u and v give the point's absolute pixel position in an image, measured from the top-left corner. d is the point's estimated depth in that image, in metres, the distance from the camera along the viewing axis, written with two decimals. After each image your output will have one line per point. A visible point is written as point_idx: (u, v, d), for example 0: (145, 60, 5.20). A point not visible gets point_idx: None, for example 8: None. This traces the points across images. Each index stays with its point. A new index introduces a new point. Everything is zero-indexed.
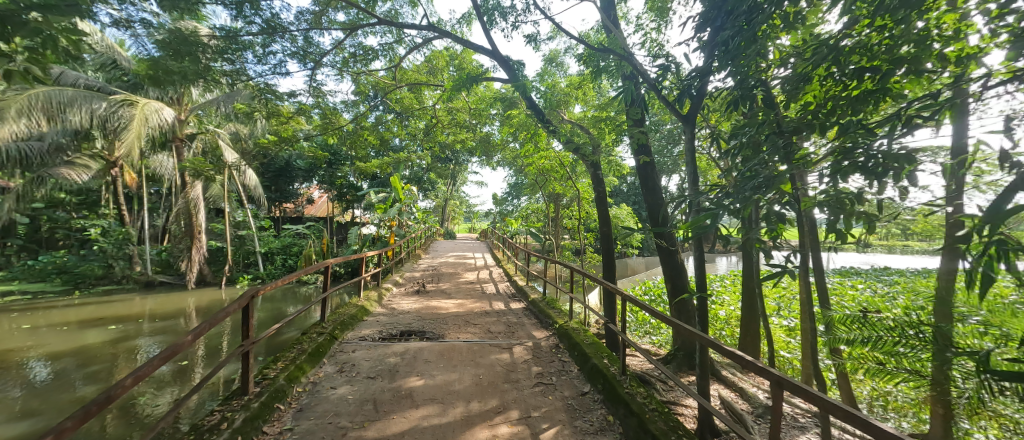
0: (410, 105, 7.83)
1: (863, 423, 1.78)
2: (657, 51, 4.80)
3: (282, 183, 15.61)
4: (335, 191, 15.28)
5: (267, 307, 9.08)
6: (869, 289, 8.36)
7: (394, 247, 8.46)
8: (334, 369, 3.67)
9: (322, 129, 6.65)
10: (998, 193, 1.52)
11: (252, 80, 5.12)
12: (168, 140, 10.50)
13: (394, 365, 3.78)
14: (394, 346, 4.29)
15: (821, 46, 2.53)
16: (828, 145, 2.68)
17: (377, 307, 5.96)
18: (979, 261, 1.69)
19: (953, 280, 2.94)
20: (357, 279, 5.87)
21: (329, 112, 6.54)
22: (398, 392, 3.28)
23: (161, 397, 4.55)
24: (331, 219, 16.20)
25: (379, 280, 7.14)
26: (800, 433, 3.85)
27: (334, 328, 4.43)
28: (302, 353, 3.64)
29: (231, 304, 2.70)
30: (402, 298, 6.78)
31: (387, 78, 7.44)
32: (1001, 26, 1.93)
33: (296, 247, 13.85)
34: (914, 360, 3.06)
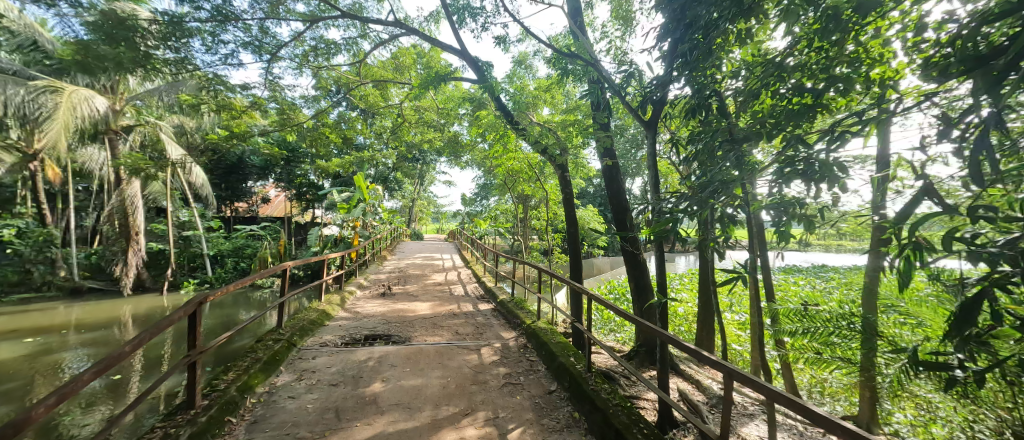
0: (374, 102, 7.68)
1: (800, 407, 1.99)
2: (621, 58, 5.03)
3: (235, 181, 14.83)
4: (293, 190, 14.70)
5: (216, 313, 8.66)
6: (809, 285, 9.10)
7: (358, 247, 8.28)
8: (292, 377, 3.59)
9: (279, 124, 6.41)
10: (911, 199, 1.74)
11: (200, 70, 4.91)
12: (102, 132, 9.75)
13: (358, 371, 3.75)
14: (358, 352, 4.24)
15: (768, 63, 2.76)
16: (773, 154, 2.90)
17: (339, 311, 5.83)
18: (902, 259, 1.89)
19: (879, 277, 3.26)
20: (317, 282, 5.72)
21: (285, 108, 6.31)
22: (362, 398, 3.27)
23: (91, 416, 4.27)
24: (290, 220, 15.58)
25: (342, 283, 6.98)
26: (749, 421, 4.16)
27: (292, 334, 4.32)
28: (256, 362, 3.53)
29: (174, 312, 2.59)
30: (366, 301, 6.67)
31: (350, 73, 7.27)
32: (914, 54, 2.20)
33: (250, 249, 13.22)
34: (846, 349, 3.38)
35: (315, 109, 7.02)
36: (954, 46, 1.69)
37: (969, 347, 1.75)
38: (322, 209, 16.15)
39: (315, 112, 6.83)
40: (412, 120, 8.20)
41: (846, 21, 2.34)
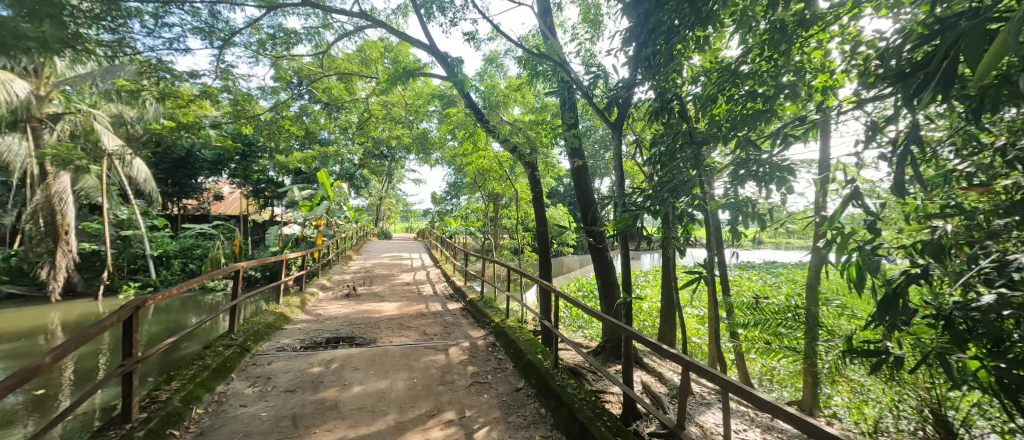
0: (338, 97, 7.45)
1: (747, 393, 2.14)
2: (590, 60, 5.16)
3: (181, 176, 13.82)
4: (250, 186, 14.03)
5: (162, 319, 8.17)
6: (762, 280, 9.71)
7: (321, 247, 8.03)
8: (244, 385, 3.45)
9: (233, 116, 6.14)
10: (841, 202, 1.92)
11: (141, 54, 4.62)
12: (23, 119, 8.91)
13: (318, 376, 3.65)
14: (319, 355, 4.14)
15: (724, 70, 2.91)
16: (729, 156, 3.07)
17: (299, 314, 5.64)
18: (842, 256, 2.05)
19: (821, 271, 3.53)
20: (276, 284, 5.50)
21: (240, 98, 5.99)
22: (322, 404, 3.18)
23: (9, 435, 3.93)
24: (247, 218, 14.85)
25: (302, 284, 6.75)
26: (706, 410, 4.40)
27: (245, 340, 4.14)
28: (203, 370, 3.37)
29: (105, 318, 2.44)
30: (329, 302, 6.48)
31: (313, 64, 7.03)
32: (852, 64, 2.37)
33: (200, 249, 12.48)
34: (792, 338, 3.65)
35: (274, 101, 6.75)
36: (887, 58, 1.81)
37: (892, 334, 1.94)
38: (282, 207, 15.50)
39: (273, 104, 6.59)
40: (380, 116, 8.03)
41: (789, 33, 2.50)
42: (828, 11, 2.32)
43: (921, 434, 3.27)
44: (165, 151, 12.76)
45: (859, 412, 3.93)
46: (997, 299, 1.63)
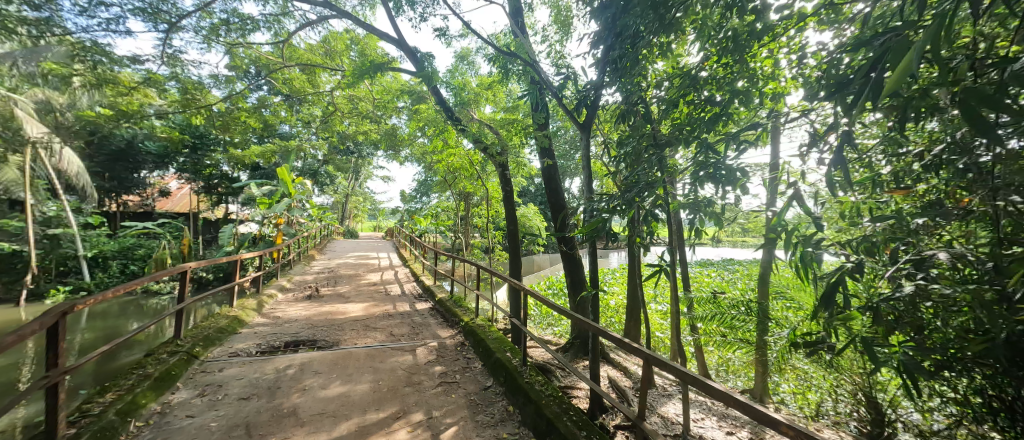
0: (300, 89, 7.18)
1: (703, 384, 2.23)
2: (559, 61, 5.24)
3: (120, 169, 12.00)
4: (202, 181, 12.72)
5: (98, 326, 7.59)
6: (720, 276, 10.20)
7: (281, 247, 7.71)
8: (192, 393, 3.20)
9: (181, 105, 5.90)
10: (788, 203, 2.05)
11: (72, 35, 4.34)
12: None
13: (275, 381, 3.48)
14: (278, 359, 3.94)
15: (685, 75, 3.03)
16: (689, 159, 3.21)
17: (256, 316, 5.39)
18: (789, 252, 2.18)
19: (772, 268, 3.76)
20: (230, 285, 5.20)
21: (189, 87, 5.68)
22: (279, 410, 3.05)
23: None
24: (199, 216, 13.66)
25: (259, 286, 6.46)
26: (668, 401, 4.60)
27: (193, 345, 3.84)
28: (143, 379, 3.10)
29: (26, 326, 2.23)
30: (289, 304, 6.24)
31: (272, 54, 6.75)
32: (799, 74, 2.53)
33: (142, 250, 11.50)
34: (745, 330, 3.88)
35: (228, 91, 6.43)
36: (831, 68, 1.92)
37: (833, 324, 2.09)
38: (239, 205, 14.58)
39: (228, 94, 6.29)
40: (345, 110, 7.80)
41: (744, 42, 2.64)
42: (778, 23, 2.45)
43: (854, 414, 3.63)
44: (101, 140, 11.18)
45: (802, 396, 4.28)
46: (914, 290, 1.83)
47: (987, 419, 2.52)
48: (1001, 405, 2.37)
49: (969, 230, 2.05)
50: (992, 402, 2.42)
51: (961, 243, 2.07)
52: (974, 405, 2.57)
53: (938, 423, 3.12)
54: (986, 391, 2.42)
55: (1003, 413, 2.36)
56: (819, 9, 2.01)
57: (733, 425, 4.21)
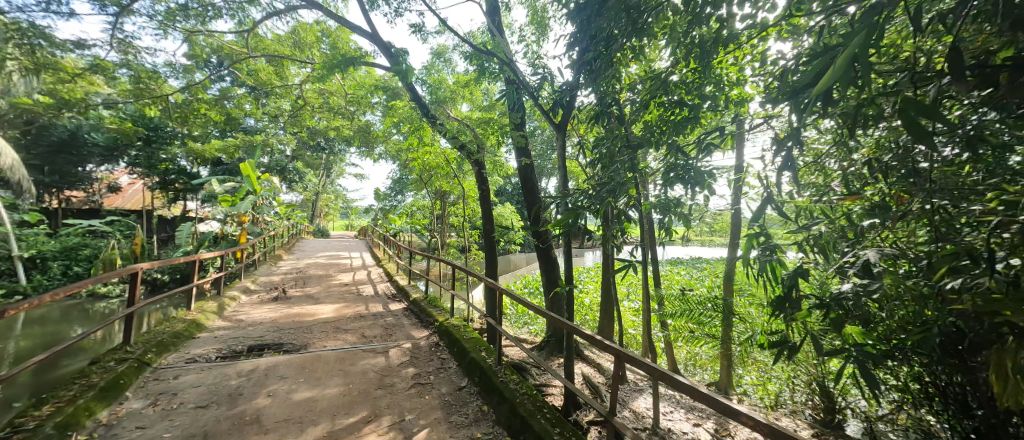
0: (267, 81, 6.93)
1: (672, 379, 2.28)
2: (536, 61, 5.25)
3: (60, 162, 10.52)
4: (156, 177, 11.08)
5: (35, 333, 7.03)
6: (690, 274, 10.54)
7: (246, 247, 7.41)
8: (144, 403, 3.03)
9: (133, 95, 5.65)
10: (752, 203, 2.12)
11: (9, 18, 4.19)
12: None
13: (237, 387, 3.34)
14: (241, 364, 3.78)
15: (656, 78, 3.08)
16: (660, 161, 3.29)
17: (217, 320, 5.15)
18: (748, 251, 2.27)
19: (737, 266, 3.90)
20: (189, 287, 4.96)
21: (142, 75, 5.44)
22: (241, 418, 2.93)
23: None
24: (154, 213, 12.35)
25: (221, 287, 6.18)
26: (638, 396, 4.72)
27: (145, 351, 3.63)
28: (86, 389, 2.90)
29: None
30: (254, 307, 6.00)
31: (236, 44, 6.46)
32: (762, 81, 2.63)
33: (87, 249, 9.94)
34: (712, 326, 4.02)
35: (186, 81, 6.25)
36: (793, 74, 1.98)
37: (793, 320, 2.19)
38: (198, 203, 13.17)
39: (186, 85, 6.04)
40: (316, 104, 7.65)
41: (712, 48, 2.71)
42: (743, 31, 2.53)
43: (810, 403, 4.06)
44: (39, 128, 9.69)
45: (764, 388, 4.60)
46: (860, 287, 1.95)
47: (925, 403, 2.99)
48: (935, 390, 2.87)
49: (909, 230, 2.21)
50: (929, 388, 2.91)
51: (903, 242, 2.22)
52: (914, 391, 3.06)
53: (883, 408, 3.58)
54: (924, 379, 2.91)
55: (938, 397, 2.87)
56: (779, 19, 2.09)
57: (700, 417, 4.37)
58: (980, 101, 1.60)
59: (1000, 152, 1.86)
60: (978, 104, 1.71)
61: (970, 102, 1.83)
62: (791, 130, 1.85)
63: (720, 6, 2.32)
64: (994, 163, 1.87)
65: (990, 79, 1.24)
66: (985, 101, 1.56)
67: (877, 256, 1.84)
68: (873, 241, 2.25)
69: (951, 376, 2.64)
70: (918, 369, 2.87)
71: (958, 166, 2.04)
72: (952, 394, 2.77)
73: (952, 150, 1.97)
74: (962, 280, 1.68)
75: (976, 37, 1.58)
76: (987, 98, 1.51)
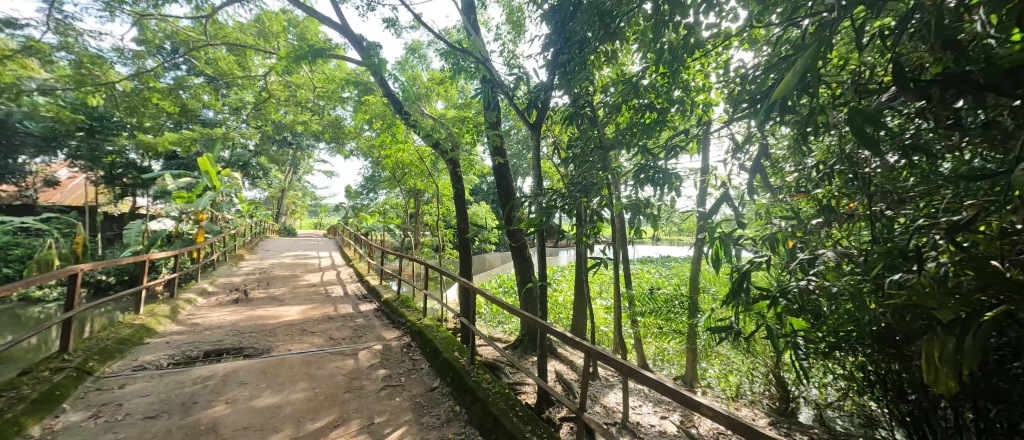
0: (228, 71, 6.65)
1: (639, 374, 2.31)
2: (511, 61, 5.24)
3: None
4: (102, 171, 10.37)
5: None
6: (660, 273, 10.84)
7: (203, 246, 7.05)
8: (84, 415, 2.82)
9: (75, 81, 5.25)
10: (715, 204, 2.18)
11: None
12: None
13: (192, 395, 3.17)
14: (196, 370, 3.59)
15: (627, 81, 3.13)
16: (632, 162, 3.34)
17: (169, 325, 4.86)
18: (712, 249, 2.34)
19: (702, 264, 4.04)
20: (137, 289, 4.66)
21: (85, 60, 5.14)
22: (196, 428, 2.78)
23: None
24: (100, 211, 11.52)
25: (175, 289, 5.85)
26: (609, 391, 4.81)
27: (85, 360, 3.39)
28: (16, 402, 2.67)
29: None
30: (212, 310, 5.70)
31: (194, 31, 6.12)
32: (725, 88, 2.71)
33: (19, 249, 8.80)
34: (679, 322, 4.14)
35: (136, 69, 5.92)
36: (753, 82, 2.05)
37: (750, 314, 2.28)
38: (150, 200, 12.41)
39: (136, 72, 5.68)
40: (281, 97, 7.41)
41: (679, 56, 2.78)
42: (709, 39, 2.60)
43: (768, 393, 4.39)
44: None
45: (725, 380, 4.85)
46: (808, 284, 2.07)
47: (867, 390, 3.23)
48: (876, 377, 3.08)
49: (854, 231, 2.36)
50: (871, 376, 3.13)
51: (850, 241, 2.36)
52: (858, 379, 3.26)
53: (830, 396, 3.86)
54: (867, 367, 3.12)
55: (878, 383, 3.05)
56: (742, 29, 2.16)
57: (666, 410, 4.51)
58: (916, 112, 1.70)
59: (933, 160, 2.00)
60: (914, 115, 1.82)
61: (907, 113, 1.96)
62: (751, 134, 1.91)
63: (687, 14, 2.38)
64: (928, 170, 2.01)
65: (927, 91, 1.30)
66: (920, 113, 1.67)
67: (833, 255, 1.94)
68: (826, 241, 2.38)
69: (889, 363, 2.80)
70: (862, 359, 3.09)
71: (898, 172, 2.18)
72: (890, 381, 2.92)
73: (891, 157, 2.10)
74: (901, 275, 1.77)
75: (918, 54, 1.67)
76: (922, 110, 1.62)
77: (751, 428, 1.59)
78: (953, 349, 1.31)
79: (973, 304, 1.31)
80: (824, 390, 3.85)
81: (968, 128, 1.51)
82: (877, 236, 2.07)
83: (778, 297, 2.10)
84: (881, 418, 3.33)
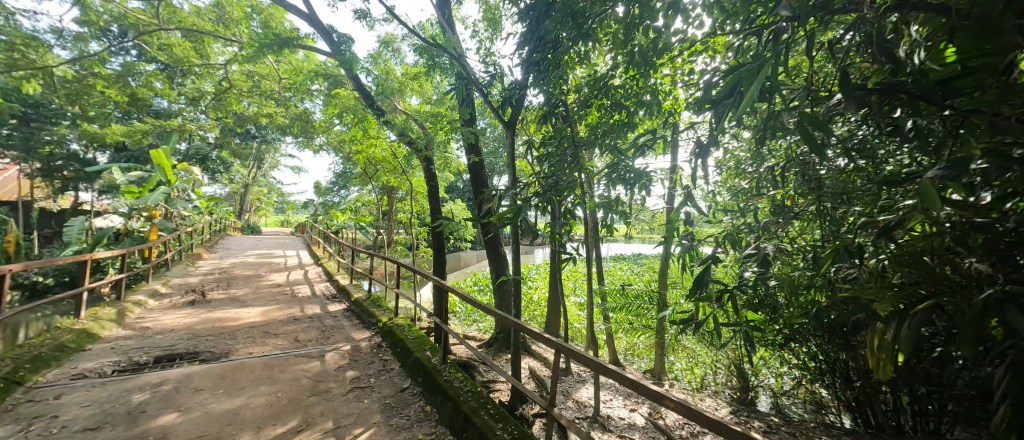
0: (182, 58, 6.30)
1: (605, 368, 2.31)
2: (487, 58, 5.20)
3: None
4: (41, 163, 9.61)
5: None
6: (632, 270, 11.09)
7: (156, 245, 6.65)
8: (13, 430, 2.60)
9: (6, 65, 4.83)
10: (682, 201, 2.24)
11: None
12: None
13: (140, 404, 2.98)
14: (145, 377, 3.38)
15: (598, 81, 3.14)
16: (604, 161, 3.36)
17: (116, 329, 4.56)
18: (677, 246, 2.39)
19: (671, 261, 4.15)
20: (79, 292, 4.35)
21: (16, 41, 4.84)
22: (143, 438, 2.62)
23: None
24: (40, 206, 10.69)
25: (123, 291, 5.50)
26: (582, 386, 4.87)
27: (16, 370, 3.13)
28: None
29: None
30: (165, 313, 5.39)
31: (144, 14, 5.76)
32: (692, 90, 2.75)
33: None
34: (648, 317, 4.25)
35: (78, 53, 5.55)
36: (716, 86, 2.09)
37: (713, 308, 2.34)
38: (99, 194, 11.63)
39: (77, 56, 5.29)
40: (243, 88, 7.10)
41: (649, 60, 2.80)
42: (676, 44, 2.63)
43: (729, 383, 4.57)
44: None
45: (692, 372, 5.00)
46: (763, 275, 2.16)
47: (818, 378, 3.48)
48: (827, 366, 3.34)
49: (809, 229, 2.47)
50: (822, 365, 3.39)
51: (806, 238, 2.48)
52: (811, 368, 3.51)
53: (785, 384, 4.08)
54: (818, 357, 3.38)
55: (829, 372, 3.35)
56: (706, 36, 2.20)
57: (635, 403, 4.61)
58: (862, 119, 1.79)
59: (876, 165, 2.12)
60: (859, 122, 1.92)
61: (855, 120, 2.06)
62: (712, 135, 1.96)
63: (656, 18, 2.40)
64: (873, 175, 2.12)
65: (867, 99, 1.36)
66: (865, 119, 1.76)
67: (776, 250, 2.08)
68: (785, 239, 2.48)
69: (838, 353, 3.12)
70: (815, 349, 3.30)
71: (849, 175, 2.28)
72: (838, 369, 3.27)
73: (840, 160, 2.21)
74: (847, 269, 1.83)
75: (868, 63, 1.74)
76: (866, 115, 1.70)
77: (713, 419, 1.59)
78: (891, 339, 1.30)
79: (910, 297, 1.32)
80: (780, 379, 4.07)
81: (909, 133, 1.60)
82: (828, 234, 2.19)
83: (738, 290, 2.16)
84: (830, 404, 3.64)
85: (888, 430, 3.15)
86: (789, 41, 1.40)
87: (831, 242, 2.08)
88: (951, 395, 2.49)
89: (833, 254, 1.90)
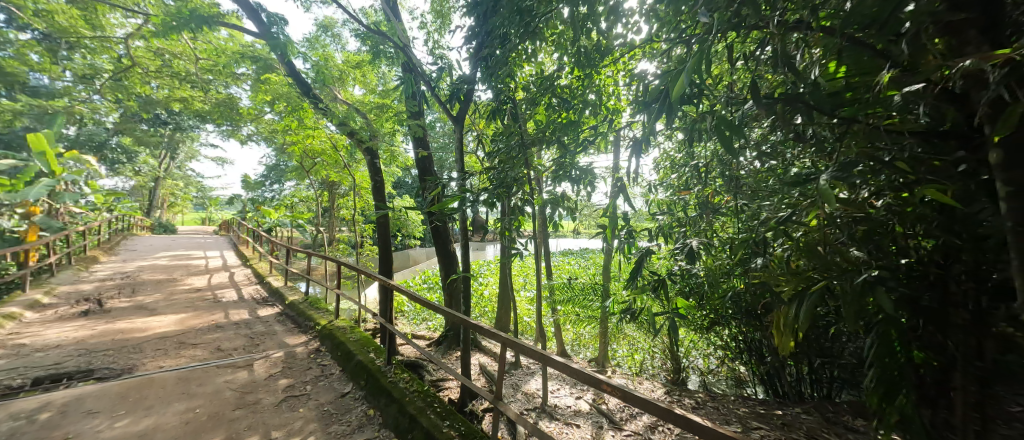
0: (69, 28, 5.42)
1: (548, 359, 2.29)
2: (434, 50, 5.02)
3: None
4: None
5: None
6: (579, 264, 11.35)
7: (35, 248, 5.71)
8: None
9: None
10: (620, 197, 2.28)
11: None
12: None
13: (14, 435, 2.54)
14: (22, 403, 2.90)
15: (545, 79, 3.10)
16: (551, 156, 3.34)
17: None
18: (615, 239, 2.42)
19: (612, 256, 4.25)
20: None
21: None
22: None
23: None
24: None
25: None
26: (530, 379, 4.90)
27: None
28: None
29: None
30: (51, 326, 4.67)
31: None
32: (632, 92, 2.80)
33: None
34: (591, 310, 4.33)
35: None
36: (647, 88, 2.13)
37: (647, 296, 2.40)
38: None
39: None
40: (150, 67, 6.33)
41: (593, 60, 2.80)
42: (620, 45, 2.65)
43: (665, 366, 4.78)
44: None
45: (633, 358, 5.21)
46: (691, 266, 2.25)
47: (738, 356, 3.69)
48: (745, 345, 3.55)
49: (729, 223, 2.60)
50: (740, 344, 3.59)
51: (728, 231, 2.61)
52: (732, 348, 3.71)
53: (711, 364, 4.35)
54: (738, 338, 3.56)
55: (746, 349, 3.55)
56: (644, 42, 2.23)
57: (581, 390, 4.70)
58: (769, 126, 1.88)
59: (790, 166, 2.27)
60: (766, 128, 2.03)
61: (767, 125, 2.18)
62: (647, 135, 1.99)
63: (600, 21, 2.40)
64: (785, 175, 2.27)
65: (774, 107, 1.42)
66: (773, 127, 1.86)
67: (701, 243, 2.17)
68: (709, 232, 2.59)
69: (754, 333, 3.35)
70: (735, 331, 3.52)
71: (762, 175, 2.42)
72: (754, 347, 3.47)
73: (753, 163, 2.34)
74: (760, 259, 1.94)
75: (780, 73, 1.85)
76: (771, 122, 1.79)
77: (639, 398, 1.62)
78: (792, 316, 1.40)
79: (808, 281, 1.42)
80: (707, 359, 4.32)
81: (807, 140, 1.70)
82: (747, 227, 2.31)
83: (667, 279, 2.23)
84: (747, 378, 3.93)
85: (790, 398, 3.44)
86: (714, 45, 1.43)
87: (747, 234, 2.20)
88: (838, 363, 2.91)
89: (749, 246, 2.01)
